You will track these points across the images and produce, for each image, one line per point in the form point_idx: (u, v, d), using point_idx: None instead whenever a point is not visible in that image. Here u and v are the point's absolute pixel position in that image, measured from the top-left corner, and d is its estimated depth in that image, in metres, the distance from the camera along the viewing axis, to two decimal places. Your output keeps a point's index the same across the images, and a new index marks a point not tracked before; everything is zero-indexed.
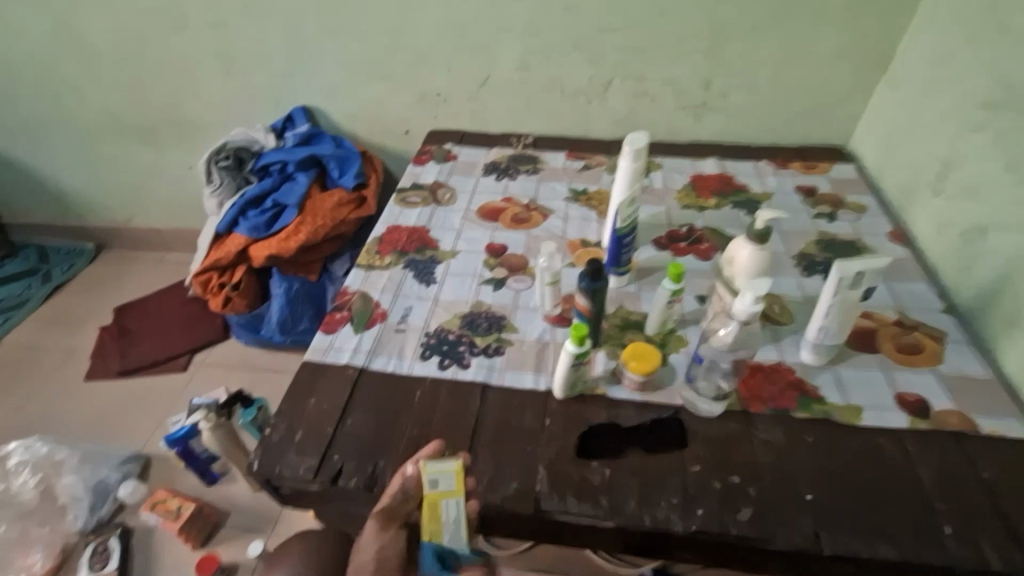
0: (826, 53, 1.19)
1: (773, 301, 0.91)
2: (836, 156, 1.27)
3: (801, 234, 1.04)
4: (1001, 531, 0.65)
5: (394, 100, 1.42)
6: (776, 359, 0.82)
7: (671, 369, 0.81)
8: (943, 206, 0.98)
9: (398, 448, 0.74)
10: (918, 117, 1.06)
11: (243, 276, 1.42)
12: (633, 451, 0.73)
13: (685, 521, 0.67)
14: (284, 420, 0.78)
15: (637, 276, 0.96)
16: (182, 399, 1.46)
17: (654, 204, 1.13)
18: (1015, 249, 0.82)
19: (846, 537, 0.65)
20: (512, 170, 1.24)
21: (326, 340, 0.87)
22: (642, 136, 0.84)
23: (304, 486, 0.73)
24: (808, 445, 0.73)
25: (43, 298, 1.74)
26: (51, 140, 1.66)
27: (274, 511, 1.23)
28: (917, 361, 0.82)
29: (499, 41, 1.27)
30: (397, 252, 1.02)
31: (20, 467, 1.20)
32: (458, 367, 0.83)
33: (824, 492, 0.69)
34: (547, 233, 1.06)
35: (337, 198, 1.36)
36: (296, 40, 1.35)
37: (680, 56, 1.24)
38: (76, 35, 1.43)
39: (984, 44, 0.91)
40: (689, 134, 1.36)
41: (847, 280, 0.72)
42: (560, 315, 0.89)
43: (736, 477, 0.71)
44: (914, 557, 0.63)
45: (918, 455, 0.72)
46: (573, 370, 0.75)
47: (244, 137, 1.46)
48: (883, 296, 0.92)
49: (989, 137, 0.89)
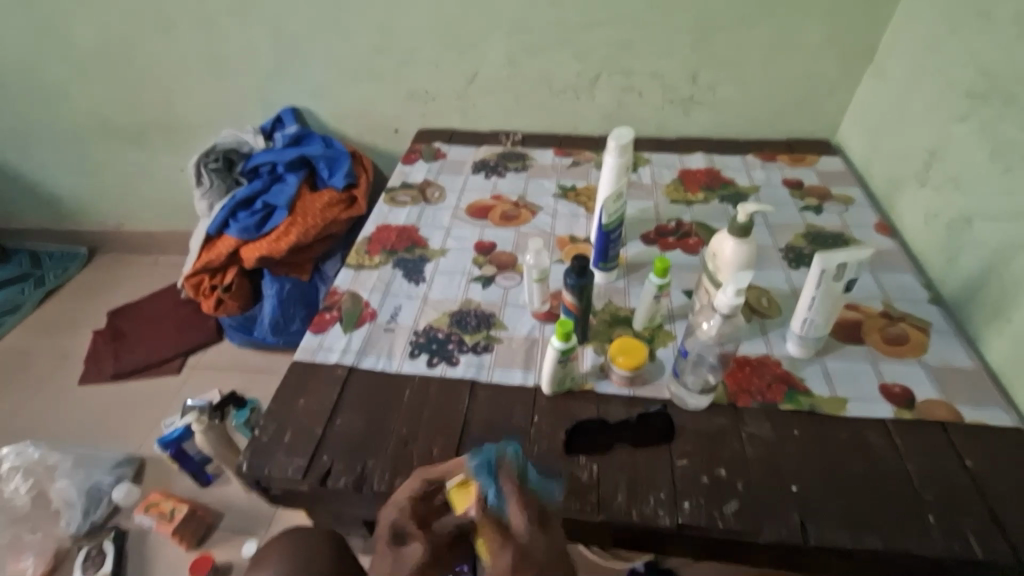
0: (812, 45, 1.19)
1: (760, 294, 0.91)
2: (824, 149, 1.27)
3: (789, 227, 1.05)
4: (986, 519, 0.66)
5: (383, 99, 1.41)
6: (763, 353, 0.83)
7: (659, 364, 0.82)
8: (929, 197, 0.98)
9: (387, 447, 0.75)
10: (904, 108, 1.07)
11: (235, 277, 1.41)
12: (622, 447, 0.74)
13: (672, 515, 0.67)
14: (273, 421, 0.78)
15: (625, 271, 0.97)
16: (175, 402, 1.46)
17: (642, 199, 1.13)
18: (1000, 238, 0.83)
19: (833, 530, 0.65)
20: (501, 168, 1.24)
21: (316, 339, 0.87)
22: (628, 131, 0.85)
23: (293, 487, 0.73)
24: (795, 439, 0.73)
25: (36, 303, 1.74)
26: (42, 144, 1.66)
27: (268, 513, 1.24)
28: (904, 352, 0.82)
29: (486, 38, 1.27)
30: (386, 251, 1.02)
31: (11, 473, 1.22)
32: (447, 365, 0.83)
33: (810, 484, 0.69)
34: (536, 230, 1.06)
35: (327, 198, 1.37)
36: (284, 40, 1.35)
37: (666, 51, 1.24)
38: (64, 38, 1.42)
39: (968, 32, 0.91)
40: (677, 129, 1.36)
41: (830, 272, 0.72)
42: (549, 311, 0.89)
43: (722, 471, 0.71)
44: (900, 547, 0.64)
45: (904, 446, 0.72)
46: (560, 366, 0.75)
47: (234, 139, 1.45)
48: (870, 288, 0.92)
49: (972, 127, 0.89)
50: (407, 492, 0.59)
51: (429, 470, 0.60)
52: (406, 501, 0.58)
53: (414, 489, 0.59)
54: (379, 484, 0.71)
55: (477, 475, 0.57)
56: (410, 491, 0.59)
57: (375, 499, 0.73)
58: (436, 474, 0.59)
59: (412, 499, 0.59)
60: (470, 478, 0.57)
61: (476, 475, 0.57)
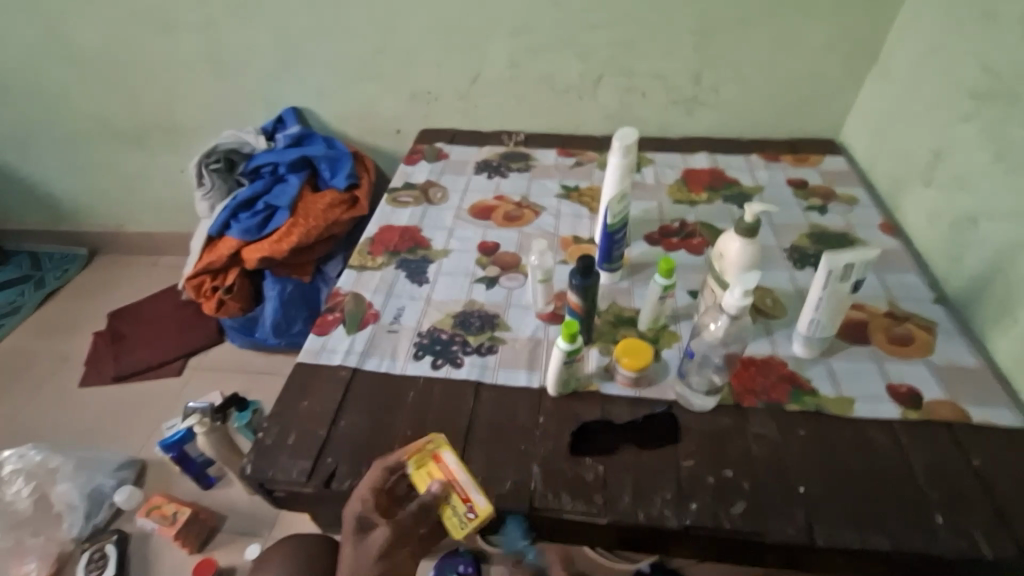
0: (815, 44, 1.19)
1: (764, 294, 0.91)
2: (827, 149, 1.27)
3: (793, 227, 1.04)
4: (994, 519, 0.66)
5: (385, 99, 1.41)
6: (768, 353, 0.82)
7: (664, 365, 0.81)
8: (933, 197, 0.98)
9: (392, 449, 0.74)
10: (908, 107, 1.07)
11: (237, 278, 1.41)
12: (627, 447, 0.73)
13: (679, 516, 0.67)
14: (276, 423, 0.78)
15: (629, 272, 0.96)
16: (177, 405, 1.45)
17: (645, 199, 1.13)
18: (1006, 237, 0.82)
19: (840, 530, 0.65)
20: (504, 168, 1.24)
21: (319, 341, 0.87)
22: (633, 132, 0.85)
23: (297, 489, 0.72)
24: (802, 439, 0.73)
25: (37, 305, 1.73)
26: (41, 145, 1.65)
27: (271, 514, 1.24)
28: (910, 351, 0.82)
29: (488, 38, 1.27)
30: (389, 252, 1.02)
31: (14, 475, 1.22)
32: (451, 366, 0.82)
33: (816, 484, 0.69)
34: (539, 230, 1.06)
35: (329, 198, 1.36)
36: (285, 41, 1.34)
37: (669, 51, 1.24)
38: (63, 39, 1.42)
39: (971, 32, 0.91)
40: (680, 129, 1.36)
41: (836, 273, 0.72)
42: (553, 312, 0.88)
43: (729, 471, 0.71)
44: (907, 546, 0.64)
45: (911, 445, 0.72)
46: (566, 367, 0.75)
47: (234, 139, 1.44)
48: (875, 288, 0.92)
49: (977, 127, 0.89)
50: (370, 484, 0.68)
51: (386, 460, 0.70)
52: (369, 491, 0.67)
53: (377, 479, 0.68)
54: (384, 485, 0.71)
55: (435, 454, 0.70)
56: (371, 483, 0.68)
57: None
58: (393, 462, 0.69)
59: (377, 488, 0.68)
60: (427, 462, 0.70)
61: (433, 453, 0.70)
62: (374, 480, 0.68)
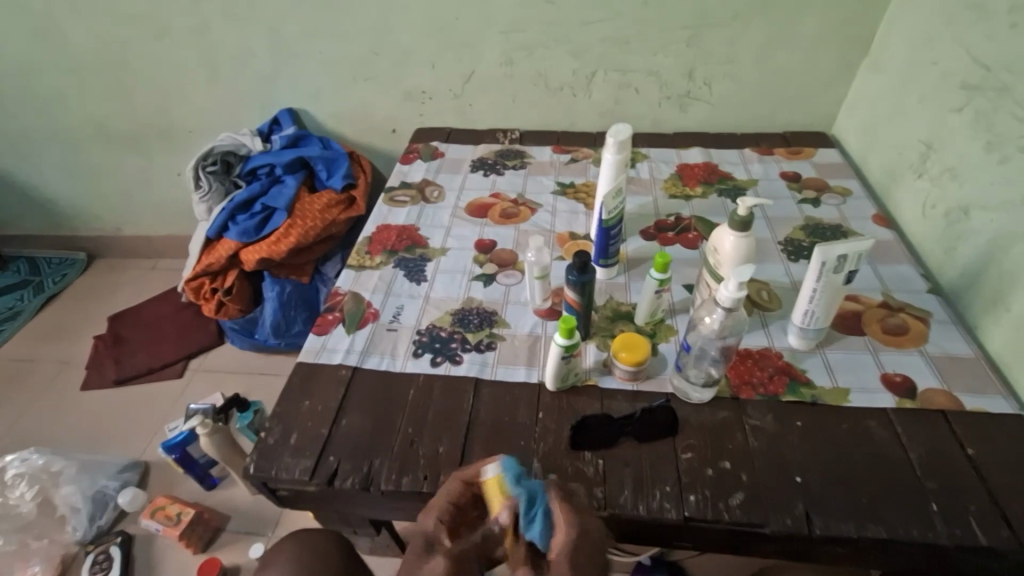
0: (807, 39, 1.20)
1: (760, 288, 0.92)
2: (822, 141, 1.28)
3: (786, 220, 1.05)
4: (988, 507, 0.66)
5: (381, 99, 1.41)
6: (765, 345, 0.83)
7: (661, 359, 0.82)
8: (926, 188, 0.99)
9: (394, 446, 0.75)
10: (900, 100, 1.07)
11: (235, 280, 1.42)
12: (627, 441, 0.74)
13: (678, 508, 0.68)
14: (278, 423, 0.79)
15: (626, 267, 0.97)
16: (178, 406, 1.46)
17: (640, 195, 1.14)
18: (998, 228, 0.83)
19: (836, 519, 0.66)
20: (499, 166, 1.24)
21: (319, 341, 0.87)
22: (627, 126, 0.85)
23: (301, 488, 0.73)
24: (798, 430, 0.74)
25: (36, 310, 1.74)
26: (38, 151, 1.65)
27: (273, 514, 1.25)
28: (903, 342, 0.83)
29: (481, 37, 1.27)
30: (387, 251, 1.03)
31: (17, 479, 1.21)
32: (450, 364, 0.83)
33: (814, 476, 0.70)
34: (536, 228, 1.06)
35: (326, 199, 1.36)
36: (279, 43, 1.35)
37: (662, 47, 1.24)
38: (59, 44, 1.42)
39: (962, 24, 0.92)
40: (675, 124, 1.36)
41: (830, 264, 0.72)
42: (550, 308, 0.89)
43: (727, 464, 0.71)
44: (905, 536, 0.64)
45: (906, 434, 0.73)
46: (563, 363, 0.75)
47: (231, 142, 1.45)
48: (869, 280, 0.93)
49: (968, 118, 0.90)
50: (448, 497, 0.57)
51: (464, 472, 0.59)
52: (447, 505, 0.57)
53: (454, 493, 0.58)
54: (386, 483, 0.72)
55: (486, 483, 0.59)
56: (450, 496, 0.57)
57: (382, 497, 0.73)
58: (472, 476, 0.59)
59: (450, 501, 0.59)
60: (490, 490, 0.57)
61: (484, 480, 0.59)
62: (452, 493, 0.58)
